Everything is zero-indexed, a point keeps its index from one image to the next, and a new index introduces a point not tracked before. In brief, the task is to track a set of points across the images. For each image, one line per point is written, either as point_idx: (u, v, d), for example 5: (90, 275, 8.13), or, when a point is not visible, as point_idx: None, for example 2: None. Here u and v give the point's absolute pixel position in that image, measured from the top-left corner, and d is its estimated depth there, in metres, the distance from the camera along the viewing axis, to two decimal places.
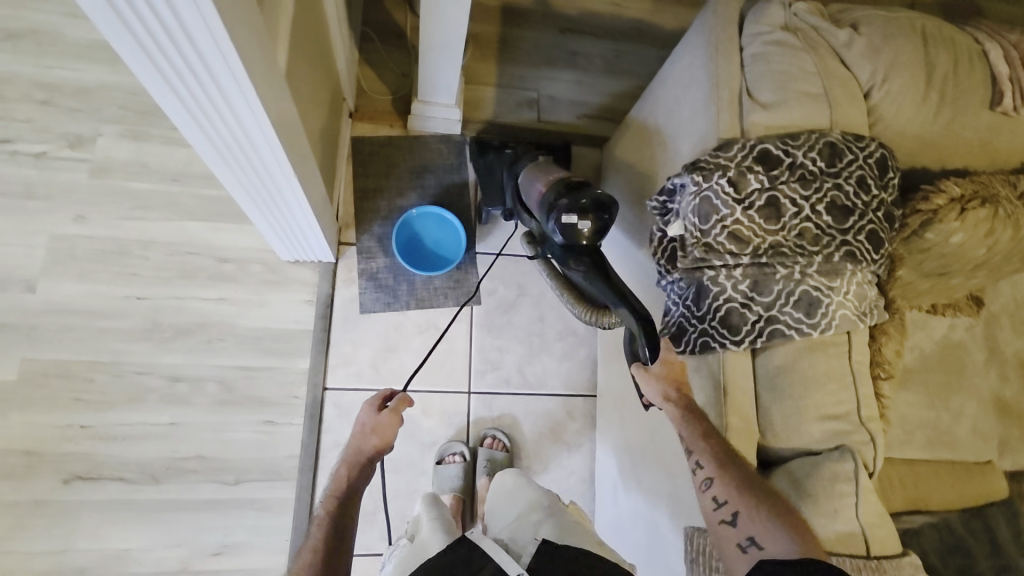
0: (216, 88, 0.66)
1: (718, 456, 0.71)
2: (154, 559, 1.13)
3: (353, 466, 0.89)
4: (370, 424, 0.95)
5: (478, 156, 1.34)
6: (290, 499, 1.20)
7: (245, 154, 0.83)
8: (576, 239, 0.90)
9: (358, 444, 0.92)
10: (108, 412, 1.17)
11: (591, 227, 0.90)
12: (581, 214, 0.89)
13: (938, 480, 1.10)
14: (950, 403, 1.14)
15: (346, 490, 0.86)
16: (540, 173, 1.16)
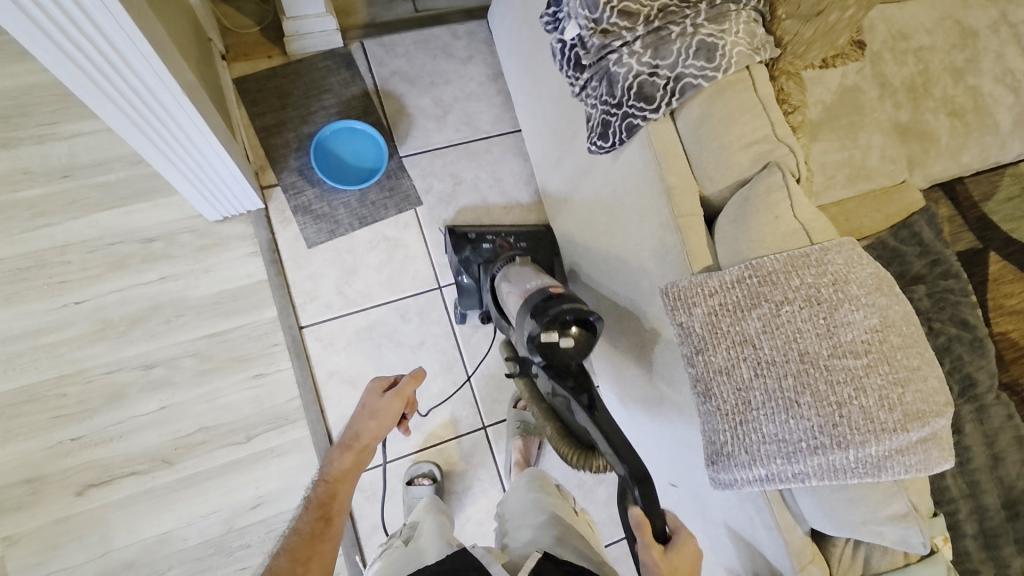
0: (94, 24, 0.68)
1: None
2: (197, 530, 1.15)
3: (348, 451, 0.87)
4: (369, 408, 0.92)
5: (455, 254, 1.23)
6: (306, 436, 1.22)
7: (129, 87, 0.80)
8: (556, 354, 0.88)
9: (353, 427, 0.90)
10: (93, 418, 1.15)
11: (573, 342, 0.88)
12: (561, 332, 0.86)
13: (866, 207, 1.22)
14: (859, 140, 1.25)
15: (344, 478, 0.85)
16: (520, 275, 1.06)
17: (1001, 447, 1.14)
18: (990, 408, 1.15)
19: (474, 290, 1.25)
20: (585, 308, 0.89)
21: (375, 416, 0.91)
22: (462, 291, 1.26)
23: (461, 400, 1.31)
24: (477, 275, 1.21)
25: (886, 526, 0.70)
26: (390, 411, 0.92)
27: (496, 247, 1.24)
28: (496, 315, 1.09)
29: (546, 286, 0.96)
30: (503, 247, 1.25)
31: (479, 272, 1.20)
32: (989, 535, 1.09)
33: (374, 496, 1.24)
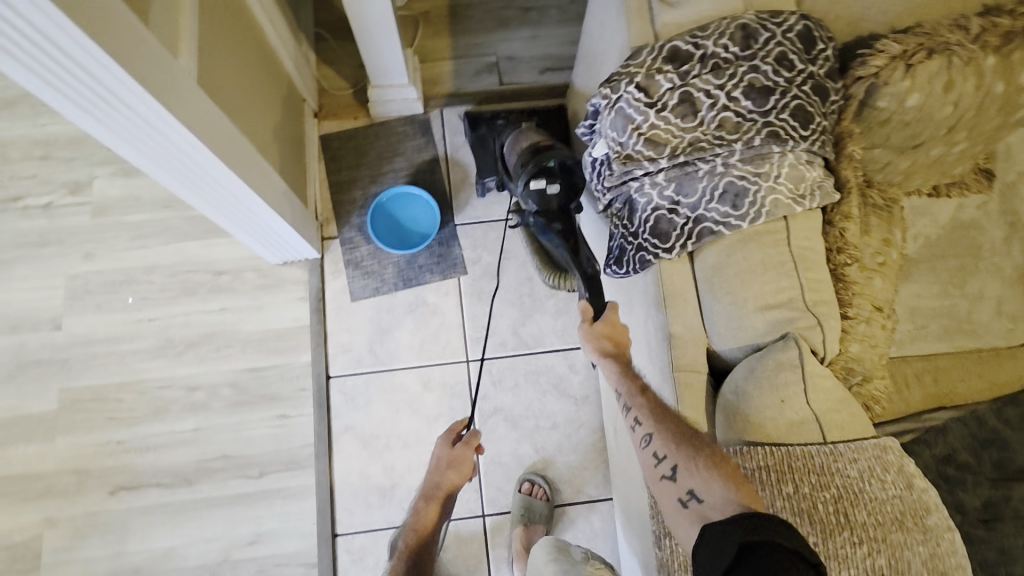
0: (121, 100, 0.69)
1: (655, 415, 0.69)
2: (197, 553, 1.22)
3: (430, 502, 0.94)
4: (444, 458, 0.98)
5: (471, 132, 1.41)
6: (311, 485, 1.26)
7: (190, 169, 0.88)
8: (547, 202, 1.04)
9: (432, 478, 0.97)
10: (139, 426, 1.28)
11: (560, 188, 1.04)
12: (548, 179, 1.03)
13: (965, 369, 1.03)
14: (967, 288, 1.06)
15: (430, 525, 0.94)
16: (516, 140, 1.25)
17: None
18: None
19: (490, 159, 1.38)
20: (562, 158, 1.05)
21: (449, 466, 0.96)
22: (480, 164, 1.38)
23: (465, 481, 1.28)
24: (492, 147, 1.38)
25: None
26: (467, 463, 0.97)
27: (509, 121, 1.41)
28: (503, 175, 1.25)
29: (537, 141, 1.13)
30: (512, 121, 1.41)
31: (493, 143, 1.38)
32: None
33: (361, 561, 1.23)
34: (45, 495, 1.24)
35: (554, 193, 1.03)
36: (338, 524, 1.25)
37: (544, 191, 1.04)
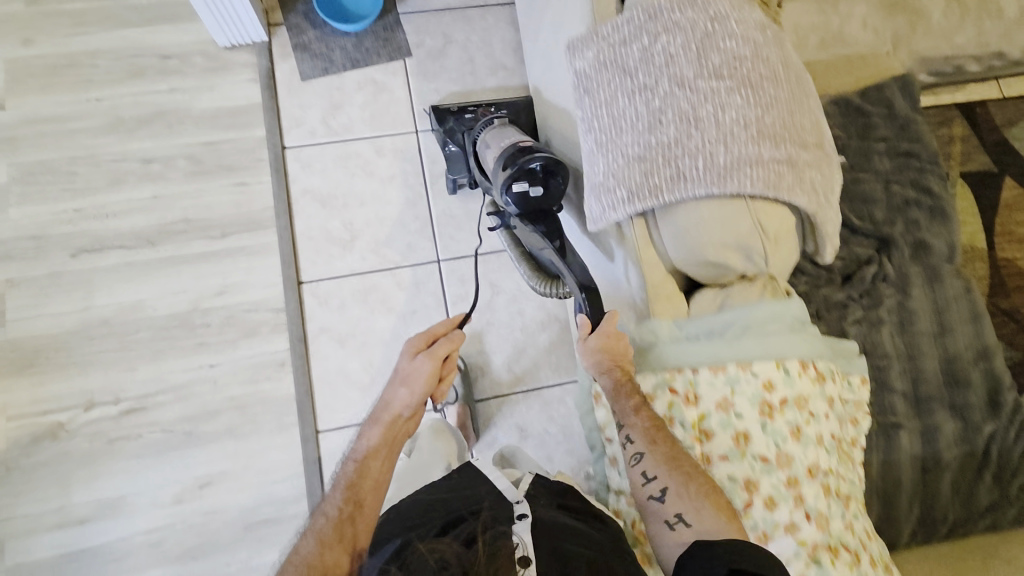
0: None
1: (648, 431, 0.75)
2: (166, 305, 1.27)
3: (379, 421, 0.88)
4: (401, 375, 0.92)
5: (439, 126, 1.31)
6: (274, 240, 1.33)
7: None
8: (529, 205, 0.96)
9: (391, 396, 0.90)
10: (96, 195, 1.31)
11: (544, 191, 0.95)
12: (531, 182, 0.93)
13: (837, 70, 1.20)
14: (838, 6, 1.21)
15: (377, 452, 0.85)
16: (500, 134, 1.12)
17: (951, 319, 1.07)
18: (945, 279, 1.08)
19: (462, 157, 1.30)
20: (553, 157, 0.94)
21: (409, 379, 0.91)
22: (448, 159, 1.31)
23: (421, 233, 1.38)
24: (461, 143, 1.26)
25: (735, 248, 0.75)
26: (426, 370, 0.92)
27: (478, 113, 1.29)
28: (481, 180, 1.15)
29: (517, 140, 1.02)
30: (484, 115, 1.29)
31: (463, 139, 1.26)
32: (922, 399, 1.02)
33: (327, 302, 1.31)
34: (3, 259, 1.25)
35: (538, 195, 0.96)
36: (302, 272, 1.32)
37: (526, 194, 0.95)
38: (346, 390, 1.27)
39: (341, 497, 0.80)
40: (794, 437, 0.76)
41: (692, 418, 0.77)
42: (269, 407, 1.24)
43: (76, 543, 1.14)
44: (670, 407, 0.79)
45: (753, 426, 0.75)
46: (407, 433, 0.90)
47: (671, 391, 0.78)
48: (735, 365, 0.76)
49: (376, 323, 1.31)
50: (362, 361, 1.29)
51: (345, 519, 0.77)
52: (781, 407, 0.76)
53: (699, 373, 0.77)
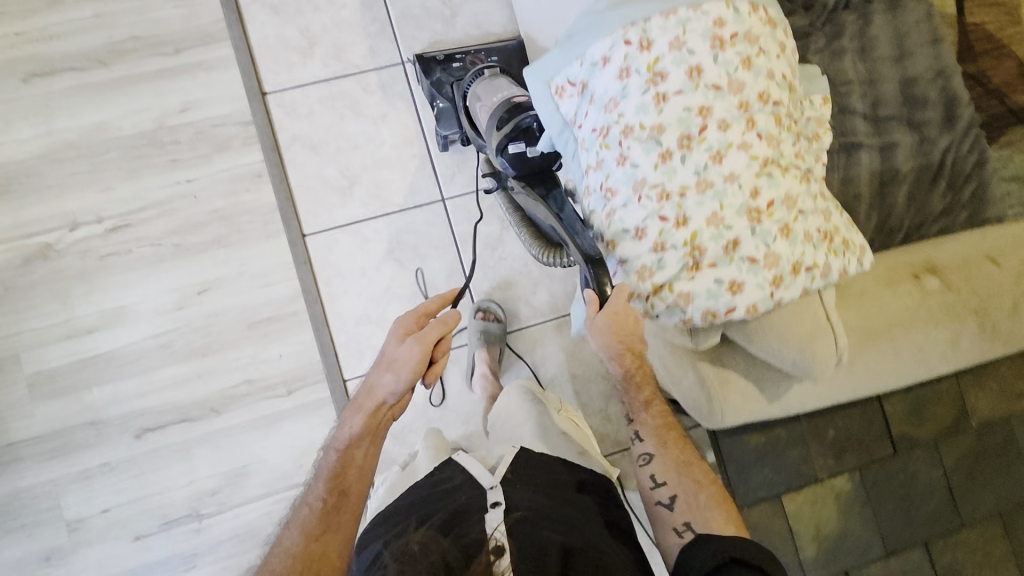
0: None
1: (660, 435, 0.74)
2: (131, 123, 1.25)
3: (364, 414, 0.78)
4: (385, 358, 0.80)
5: (425, 77, 1.22)
6: (230, 54, 1.29)
7: None
8: (528, 164, 0.93)
9: (381, 387, 0.78)
10: (36, 18, 1.24)
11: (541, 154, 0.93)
12: (527, 142, 0.90)
13: None
14: None
15: (362, 440, 0.78)
16: (491, 87, 1.05)
17: (912, 44, 1.07)
18: (907, 3, 1.08)
19: (453, 113, 1.22)
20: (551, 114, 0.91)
21: (392, 366, 0.79)
22: (439, 116, 1.23)
23: (381, 37, 1.33)
24: (450, 97, 1.20)
25: None
26: (414, 357, 0.78)
27: (466, 61, 1.23)
28: (473, 135, 1.11)
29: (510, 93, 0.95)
30: (473, 63, 1.23)
31: (453, 92, 1.19)
32: (882, 120, 1.05)
33: (294, 112, 1.29)
34: None
35: (537, 155, 0.93)
36: (265, 84, 1.29)
37: (523, 154, 0.93)
38: (325, 195, 1.28)
39: (327, 484, 0.75)
40: (745, 69, 0.69)
41: (646, 64, 0.68)
42: (253, 217, 1.26)
43: (88, 351, 1.21)
44: (624, 60, 0.69)
45: (704, 60, 0.68)
46: (392, 421, 0.81)
47: (625, 44, 0.69)
48: (687, 6, 0.68)
49: (347, 128, 1.30)
50: (338, 167, 1.29)
51: (328, 510, 0.73)
52: (732, 40, 0.69)
53: (651, 20, 0.69)
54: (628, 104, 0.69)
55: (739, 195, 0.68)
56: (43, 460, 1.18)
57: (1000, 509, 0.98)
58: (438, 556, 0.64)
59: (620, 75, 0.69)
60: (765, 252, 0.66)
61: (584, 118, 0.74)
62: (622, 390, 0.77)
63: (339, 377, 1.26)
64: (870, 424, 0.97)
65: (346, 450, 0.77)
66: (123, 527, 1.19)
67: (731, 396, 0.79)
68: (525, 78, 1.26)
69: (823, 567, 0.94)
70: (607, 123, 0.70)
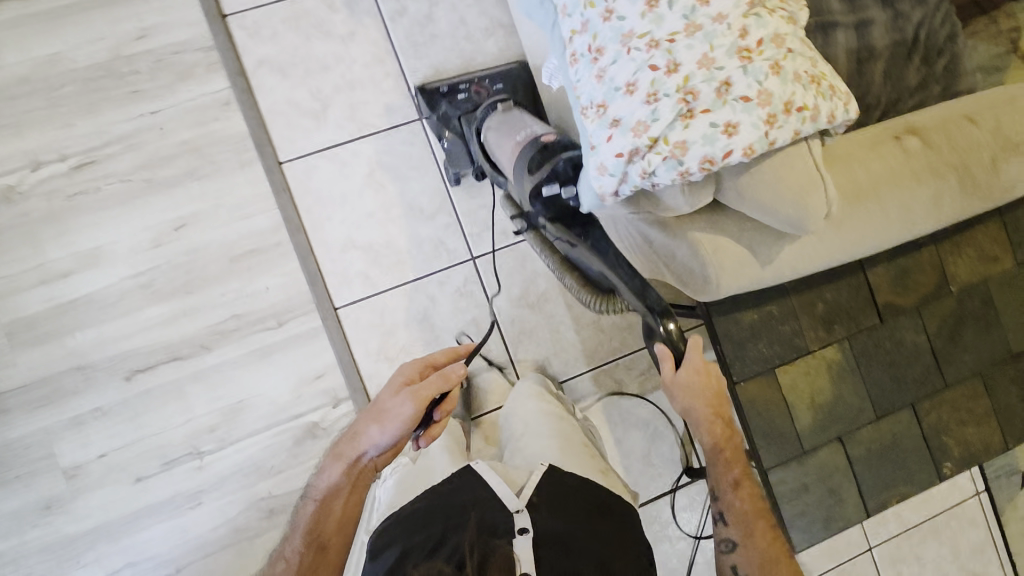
0: None
1: (741, 521, 0.82)
2: (85, 54, 1.18)
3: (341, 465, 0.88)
4: (374, 414, 0.88)
5: (431, 112, 1.21)
6: None
7: None
8: (561, 203, 0.88)
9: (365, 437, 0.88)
10: None
11: (578, 193, 0.87)
12: (562, 182, 0.85)
13: None
14: None
15: (340, 491, 0.88)
16: (507, 128, 1.03)
17: None
18: None
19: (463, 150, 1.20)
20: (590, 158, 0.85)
21: (379, 417, 0.87)
22: (449, 155, 1.21)
23: None
24: (460, 130, 1.18)
25: None
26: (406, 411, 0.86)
27: (470, 93, 1.22)
28: (491, 171, 1.08)
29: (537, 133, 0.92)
30: (479, 94, 1.22)
31: (463, 127, 1.17)
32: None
33: (258, 35, 1.24)
34: None
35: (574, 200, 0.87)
36: (223, 6, 1.23)
37: (558, 196, 0.87)
38: (299, 120, 1.25)
39: (304, 536, 0.86)
40: None
41: None
42: (225, 147, 1.22)
43: (65, 295, 1.16)
44: None
45: None
46: (371, 475, 0.90)
47: None
48: None
49: (315, 49, 1.25)
50: (310, 90, 1.25)
51: (305, 565, 0.83)
52: None
53: None
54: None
55: (729, 35, 0.65)
56: (32, 409, 1.14)
57: (978, 369, 1.03)
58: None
59: None
60: (758, 89, 0.64)
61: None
62: (712, 468, 0.85)
63: (331, 304, 1.24)
64: (856, 295, 0.99)
65: (328, 499, 0.88)
66: (122, 471, 1.16)
67: (726, 260, 0.80)
68: (532, 105, 1.25)
69: (821, 435, 0.97)
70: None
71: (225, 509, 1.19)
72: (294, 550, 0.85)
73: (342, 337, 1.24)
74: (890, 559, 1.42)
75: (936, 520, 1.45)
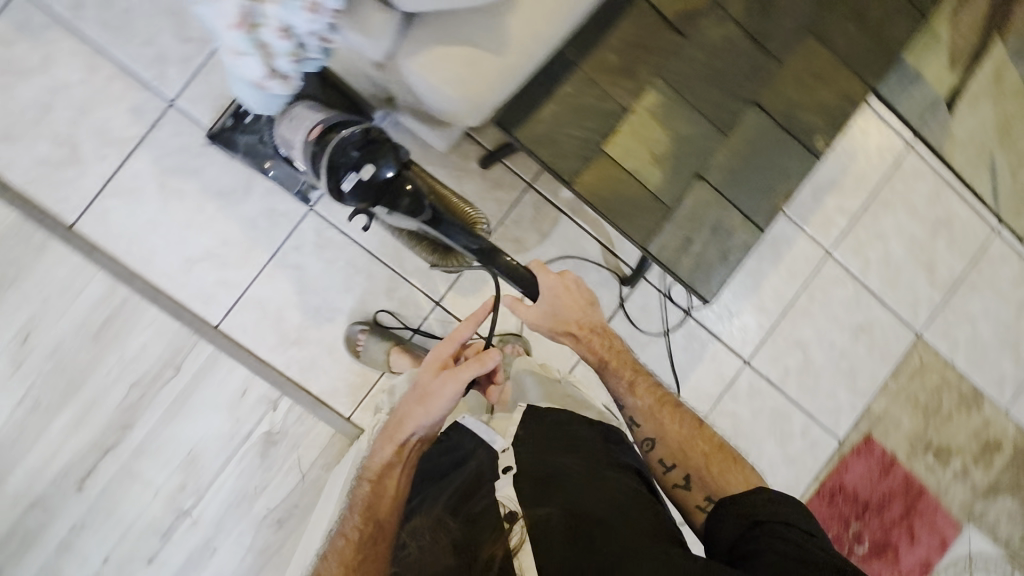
0: None
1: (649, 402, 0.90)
2: None
3: (388, 443, 0.86)
4: (421, 392, 0.87)
5: (235, 154, 1.18)
6: None
7: None
8: (376, 194, 0.88)
9: (414, 420, 0.86)
10: None
11: (385, 170, 0.87)
12: (358, 167, 0.86)
13: None
14: None
15: (393, 471, 0.85)
16: (289, 121, 0.98)
17: None
18: None
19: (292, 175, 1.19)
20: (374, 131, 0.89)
21: (423, 397, 0.87)
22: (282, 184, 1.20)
23: None
24: (274, 153, 1.18)
25: None
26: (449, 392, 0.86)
27: (260, 112, 1.17)
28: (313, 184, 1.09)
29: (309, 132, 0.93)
30: (264, 106, 1.16)
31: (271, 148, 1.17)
32: None
33: None
34: None
35: (386, 176, 0.87)
36: None
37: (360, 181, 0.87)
38: (59, 174, 1.14)
39: (360, 515, 0.82)
40: None
41: None
42: (10, 240, 1.13)
43: None
44: None
45: None
46: (422, 448, 0.89)
47: None
48: None
49: (23, 96, 1.12)
50: (49, 139, 1.13)
51: (366, 539, 0.79)
52: None
53: None
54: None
55: None
56: (20, 557, 1.17)
57: (805, 25, 0.92)
58: (447, 540, 0.75)
59: None
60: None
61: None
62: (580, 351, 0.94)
63: (210, 325, 1.21)
64: (639, 23, 0.88)
65: (383, 478, 0.85)
66: (133, 561, 1.21)
67: (444, 69, 0.71)
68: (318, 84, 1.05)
69: (675, 183, 0.91)
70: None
71: (241, 541, 1.25)
72: (353, 526, 0.81)
73: (241, 348, 1.23)
74: (853, 253, 1.41)
75: (881, 193, 1.40)
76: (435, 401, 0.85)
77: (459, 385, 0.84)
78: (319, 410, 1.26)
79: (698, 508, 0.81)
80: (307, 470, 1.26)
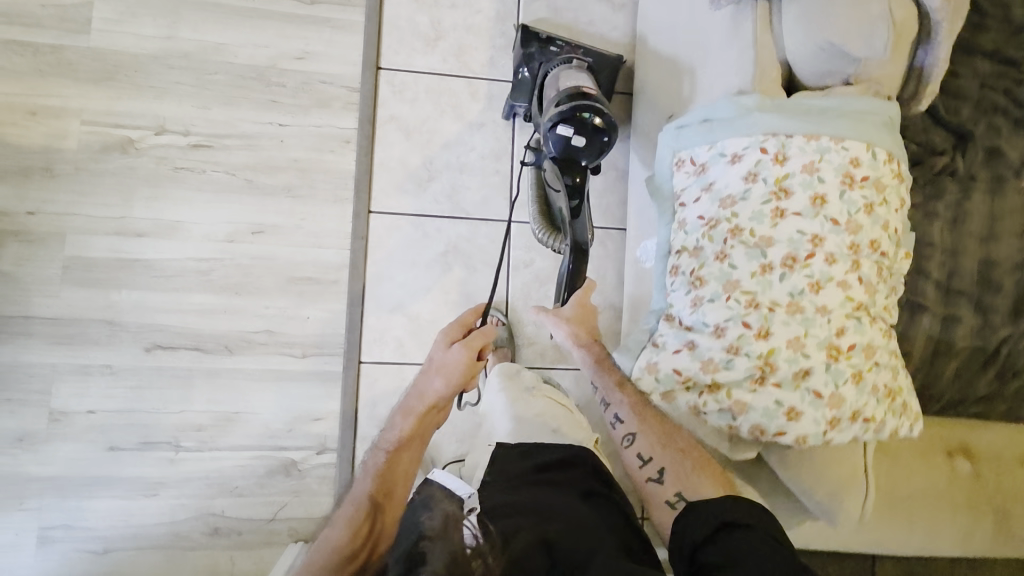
0: None
1: (635, 409, 0.89)
2: (246, 55, 1.27)
3: (410, 415, 0.93)
4: (435, 361, 0.95)
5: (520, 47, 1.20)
6: (361, 21, 1.31)
7: None
8: (571, 154, 1.01)
9: (437, 393, 0.92)
10: None
11: (585, 143, 1.00)
12: (576, 130, 0.99)
13: None
14: None
15: (408, 443, 0.90)
16: (574, 77, 1.12)
17: (999, 230, 1.08)
18: (1008, 192, 1.09)
19: (529, 87, 1.24)
20: (606, 112, 1.00)
21: (441, 369, 0.93)
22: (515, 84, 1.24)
23: (504, 51, 1.35)
24: (535, 73, 1.21)
25: (862, 30, 0.83)
26: (461, 360, 0.93)
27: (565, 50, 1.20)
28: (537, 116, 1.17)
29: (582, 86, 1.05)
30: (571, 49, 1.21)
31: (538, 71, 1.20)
32: (952, 291, 1.06)
33: (401, 94, 1.31)
34: None
35: (578, 146, 1.00)
36: (382, 60, 1.31)
37: (568, 139, 1.00)
38: (402, 179, 1.30)
39: (373, 482, 0.86)
40: (868, 209, 0.81)
41: (775, 174, 0.82)
42: (329, 178, 1.28)
43: (131, 253, 1.21)
44: (755, 164, 0.83)
45: (831, 189, 0.81)
46: (435, 428, 0.94)
47: (763, 150, 0.82)
48: (828, 137, 0.82)
49: (443, 125, 1.32)
50: (424, 157, 1.31)
51: (375, 506, 0.83)
52: (860, 180, 0.82)
53: (793, 138, 0.82)
54: (745, 208, 0.82)
55: (827, 330, 0.80)
56: (51, 342, 1.17)
57: None
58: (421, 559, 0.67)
59: (748, 176, 0.83)
60: (832, 391, 0.79)
61: (697, 201, 0.87)
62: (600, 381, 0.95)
63: (356, 357, 1.25)
64: None
65: (395, 454, 0.89)
66: (100, 434, 1.17)
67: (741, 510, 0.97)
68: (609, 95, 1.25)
69: None
70: (719, 216, 0.84)
71: (175, 508, 1.18)
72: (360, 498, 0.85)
73: (354, 393, 1.25)
74: None
75: None
76: (448, 377, 0.92)
77: (475, 365, 0.92)
78: (340, 493, 1.22)
79: (665, 504, 0.82)
80: (277, 517, 1.21)
